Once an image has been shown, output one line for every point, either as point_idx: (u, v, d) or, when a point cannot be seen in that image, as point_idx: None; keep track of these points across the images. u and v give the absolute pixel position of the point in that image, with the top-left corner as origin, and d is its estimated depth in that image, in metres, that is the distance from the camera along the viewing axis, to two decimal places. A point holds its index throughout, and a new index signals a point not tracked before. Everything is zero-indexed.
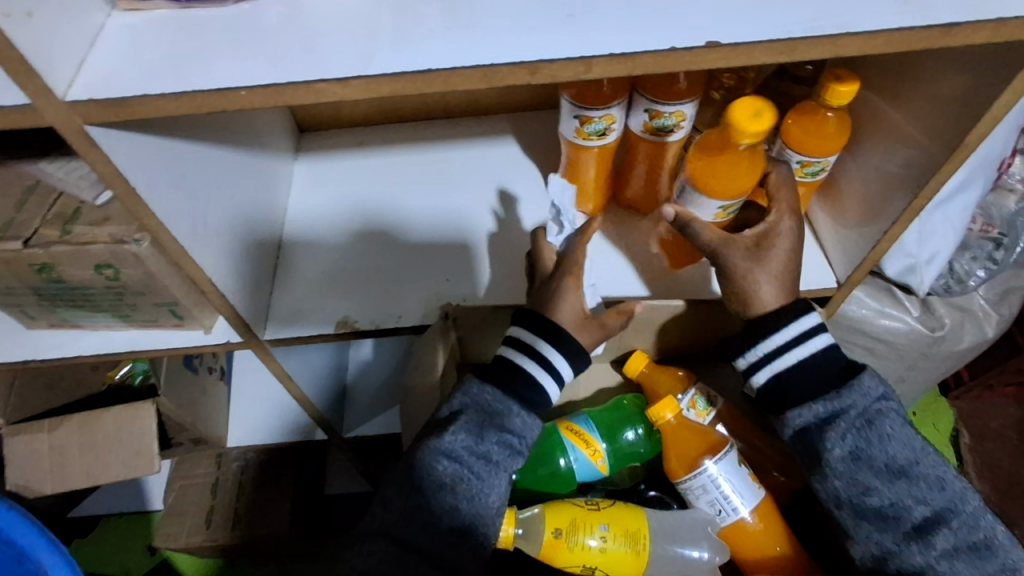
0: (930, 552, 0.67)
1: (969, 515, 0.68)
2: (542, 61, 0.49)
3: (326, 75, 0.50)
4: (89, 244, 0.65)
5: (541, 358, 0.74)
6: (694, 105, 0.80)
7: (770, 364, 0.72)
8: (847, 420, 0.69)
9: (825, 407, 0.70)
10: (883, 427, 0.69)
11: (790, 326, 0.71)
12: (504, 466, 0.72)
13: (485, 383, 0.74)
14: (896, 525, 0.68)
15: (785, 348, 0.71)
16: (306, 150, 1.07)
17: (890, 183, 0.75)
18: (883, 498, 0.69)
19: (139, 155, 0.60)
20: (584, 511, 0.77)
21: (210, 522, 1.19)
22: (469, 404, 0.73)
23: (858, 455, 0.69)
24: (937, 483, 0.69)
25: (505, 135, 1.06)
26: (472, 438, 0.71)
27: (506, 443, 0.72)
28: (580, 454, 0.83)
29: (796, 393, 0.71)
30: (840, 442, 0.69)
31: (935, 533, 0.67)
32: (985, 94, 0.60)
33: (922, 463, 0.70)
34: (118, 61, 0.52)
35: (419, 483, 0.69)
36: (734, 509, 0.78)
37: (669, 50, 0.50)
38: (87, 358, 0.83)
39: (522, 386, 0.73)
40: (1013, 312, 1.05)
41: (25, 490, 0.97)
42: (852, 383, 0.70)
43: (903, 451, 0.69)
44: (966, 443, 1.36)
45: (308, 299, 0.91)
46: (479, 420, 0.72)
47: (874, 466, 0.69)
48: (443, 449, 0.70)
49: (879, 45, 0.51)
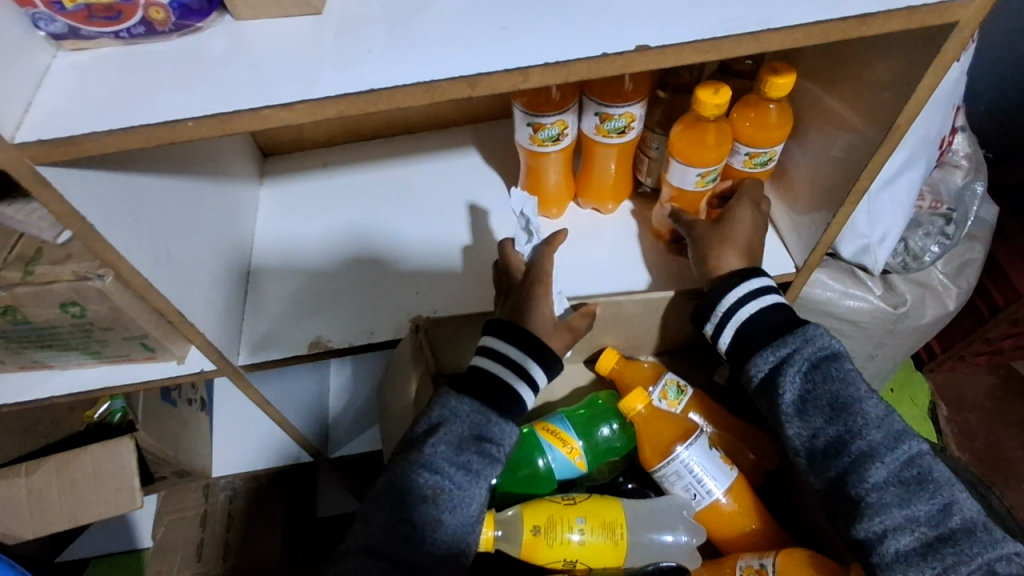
0: (864, 484, 0.66)
1: (908, 452, 0.67)
2: (480, 75, 0.51)
3: (271, 100, 0.51)
4: (52, 284, 0.66)
5: (525, 373, 0.76)
6: (642, 105, 0.82)
7: (731, 321, 0.76)
8: (794, 363, 0.72)
9: (775, 353, 0.73)
10: (829, 368, 0.71)
11: (743, 283, 0.76)
12: (484, 475, 0.72)
13: (462, 394, 0.75)
14: (837, 460, 0.69)
15: (745, 301, 0.75)
16: (270, 175, 1.08)
17: (834, 167, 0.78)
18: (827, 436, 0.70)
19: (96, 191, 0.60)
20: (561, 506, 0.78)
21: (201, 555, 1.21)
22: (448, 417, 0.74)
23: (805, 395, 0.71)
24: (878, 421, 0.68)
25: (465, 147, 1.08)
26: (451, 449, 0.71)
27: (486, 452, 0.73)
28: (558, 453, 0.85)
29: (756, 342, 0.75)
30: (789, 382, 0.72)
31: (871, 466, 0.66)
32: (911, 76, 0.63)
33: (866, 402, 0.69)
34: (65, 100, 0.53)
35: (401, 497, 0.69)
36: (708, 492, 0.80)
37: (601, 56, 0.52)
38: (60, 398, 0.82)
39: (501, 397, 0.74)
40: (971, 284, 1.07)
41: (6, 537, 0.96)
42: (799, 330, 0.73)
43: (849, 391, 0.70)
44: (943, 416, 1.39)
45: (280, 323, 0.92)
46: (457, 432, 0.72)
47: (818, 406, 0.70)
48: (424, 461, 0.71)
49: (799, 38, 0.54)
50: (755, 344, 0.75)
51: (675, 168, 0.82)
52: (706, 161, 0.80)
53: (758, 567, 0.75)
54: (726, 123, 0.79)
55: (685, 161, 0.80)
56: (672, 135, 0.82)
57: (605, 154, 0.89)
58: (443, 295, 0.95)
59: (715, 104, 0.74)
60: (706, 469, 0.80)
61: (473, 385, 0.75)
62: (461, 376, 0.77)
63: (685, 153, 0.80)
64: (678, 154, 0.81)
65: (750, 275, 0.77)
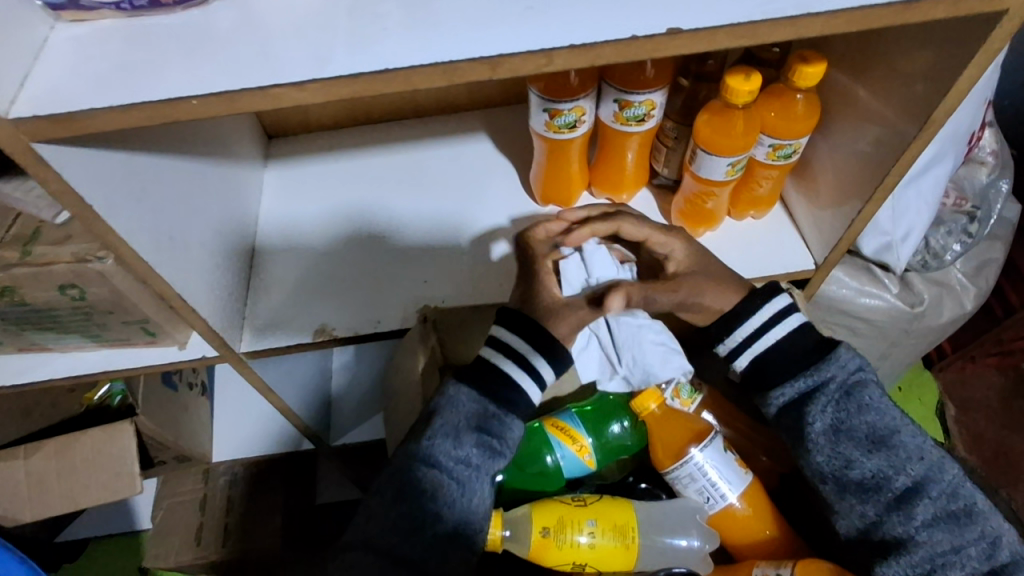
0: (912, 522, 0.66)
1: (951, 483, 0.67)
2: (502, 57, 0.49)
3: (281, 79, 0.49)
4: (51, 265, 0.64)
5: (528, 364, 0.73)
6: (663, 93, 0.79)
7: (750, 348, 0.73)
8: (827, 393, 0.70)
9: (806, 381, 0.71)
10: (862, 397, 0.70)
11: (768, 305, 0.73)
12: (485, 468, 0.71)
13: (461, 383, 0.73)
14: (878, 495, 0.67)
15: (765, 328, 0.73)
16: (275, 157, 1.05)
17: (862, 162, 0.75)
18: (864, 470, 0.68)
19: (95, 170, 0.57)
20: (570, 508, 0.77)
21: (200, 540, 1.15)
22: (447, 409, 0.72)
23: (839, 426, 0.69)
24: (918, 452, 0.68)
25: (477, 132, 1.05)
26: (451, 442, 0.70)
27: (486, 444, 0.71)
28: (567, 450, 0.83)
29: (779, 368, 0.72)
30: (821, 414, 0.70)
31: (915, 502, 0.66)
32: (952, 67, 0.60)
33: (902, 433, 0.69)
34: (63, 74, 0.51)
35: (401, 490, 0.68)
36: (722, 496, 0.78)
37: (630, 39, 0.49)
38: (58, 381, 0.81)
39: (500, 386, 0.72)
40: (990, 284, 1.05)
41: (4, 519, 0.94)
42: (830, 356, 0.71)
43: (883, 421, 0.69)
44: (951, 416, 1.37)
45: (285, 308, 0.90)
46: (455, 423, 0.71)
47: (854, 437, 0.69)
48: (423, 455, 0.69)
49: (839, 24, 0.51)
50: (775, 371, 0.72)
51: (702, 159, 0.79)
52: (734, 150, 0.77)
53: None
54: (754, 112, 0.77)
55: (712, 150, 0.77)
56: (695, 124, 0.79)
57: (623, 142, 0.86)
58: (451, 284, 0.93)
59: (746, 90, 0.71)
60: (721, 475, 0.78)
61: (473, 379, 0.73)
62: (461, 367, 0.75)
63: (712, 140, 0.77)
64: (704, 144, 0.78)
65: (773, 294, 0.74)
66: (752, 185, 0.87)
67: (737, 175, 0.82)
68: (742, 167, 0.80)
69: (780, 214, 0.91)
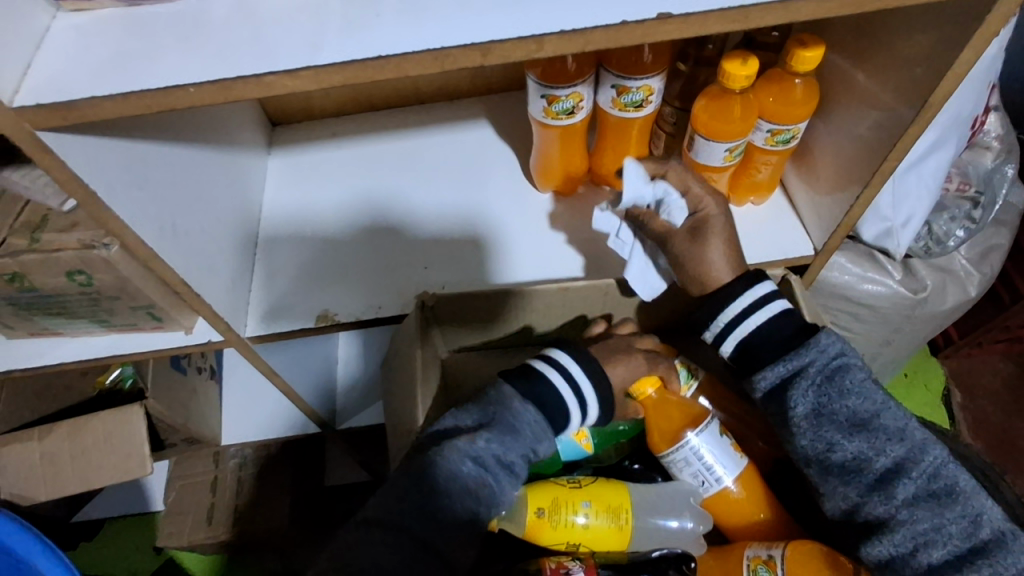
0: (892, 501, 0.67)
1: (933, 464, 0.67)
2: (493, 43, 0.49)
3: (275, 67, 0.49)
4: (58, 251, 0.65)
5: (571, 376, 0.76)
6: (661, 78, 0.79)
7: (733, 333, 0.74)
8: (807, 376, 0.70)
9: (788, 364, 0.71)
10: (844, 380, 0.70)
11: (747, 293, 0.74)
12: (523, 478, 0.72)
13: (518, 391, 0.74)
14: (859, 477, 0.69)
15: (748, 312, 0.74)
16: (279, 144, 1.06)
17: (861, 147, 0.75)
18: (846, 452, 0.69)
19: (98, 158, 0.59)
20: (566, 489, 0.79)
21: (211, 519, 1.18)
22: (500, 414, 0.73)
23: (820, 410, 0.70)
24: (900, 434, 0.68)
25: (478, 119, 1.06)
26: (501, 447, 0.70)
27: (530, 457, 0.72)
28: (564, 434, 0.86)
29: (764, 354, 0.73)
30: (803, 398, 0.70)
31: (896, 483, 0.67)
32: (950, 51, 0.60)
33: (885, 415, 0.69)
34: (64, 63, 0.52)
35: (439, 483, 0.67)
36: (717, 479, 0.79)
37: (620, 24, 0.49)
38: (69, 365, 0.83)
39: (528, 378, 0.76)
40: (995, 269, 1.04)
41: (20, 498, 0.97)
42: (811, 341, 0.71)
43: (865, 404, 0.69)
44: (957, 402, 1.37)
45: (288, 293, 0.91)
46: (500, 422, 0.72)
47: (836, 421, 0.70)
48: (471, 452, 0.69)
49: (832, 8, 0.51)
50: (761, 355, 0.73)
51: (699, 144, 0.80)
52: (732, 135, 0.77)
53: (765, 557, 0.74)
54: (752, 97, 0.77)
55: (710, 136, 0.78)
56: (693, 110, 0.79)
57: (623, 127, 0.86)
58: (451, 270, 0.94)
59: (743, 76, 0.71)
60: (718, 459, 0.79)
61: (519, 382, 0.75)
62: (507, 372, 0.77)
63: (709, 126, 0.77)
64: (702, 129, 0.78)
65: (755, 281, 0.75)
66: (751, 171, 0.87)
67: (736, 161, 0.82)
68: (740, 152, 0.81)
69: (780, 200, 0.91)
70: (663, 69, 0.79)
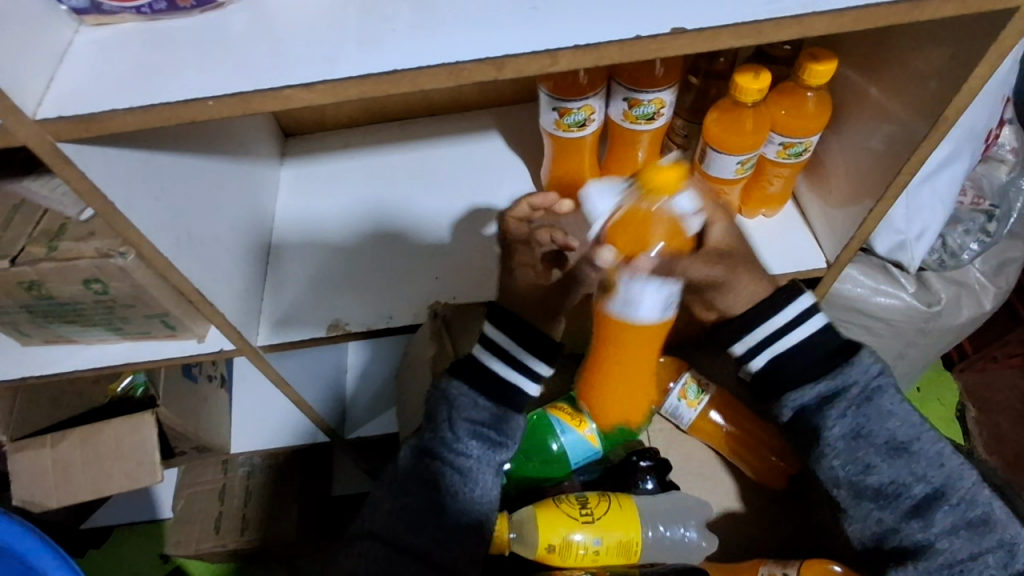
0: (930, 529, 0.69)
1: (970, 491, 0.70)
2: (508, 57, 0.50)
3: (293, 80, 0.50)
4: (76, 259, 0.66)
5: (513, 359, 0.74)
6: (673, 92, 0.80)
7: (770, 347, 0.74)
8: (847, 398, 0.72)
9: (828, 386, 0.73)
10: (882, 402, 0.72)
11: (792, 305, 0.74)
12: (486, 460, 0.73)
13: (455, 377, 0.75)
14: (896, 502, 0.71)
15: (790, 327, 0.74)
16: (292, 155, 1.07)
17: (874, 160, 0.75)
18: (882, 476, 0.71)
19: (117, 169, 0.60)
20: (578, 523, 0.80)
21: (219, 528, 1.18)
22: (444, 404, 0.74)
23: (858, 432, 0.72)
24: (937, 461, 0.71)
25: (489, 130, 1.06)
26: (450, 437, 0.73)
27: (484, 438, 0.73)
28: (572, 433, 0.88)
29: (798, 373, 0.74)
30: (840, 420, 0.72)
31: (934, 510, 0.69)
32: (965, 64, 0.60)
33: (921, 440, 0.71)
34: (87, 77, 0.53)
35: (409, 484, 0.72)
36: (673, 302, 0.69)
37: (633, 39, 0.49)
38: (82, 372, 0.84)
39: (484, 380, 0.74)
40: (1010, 283, 1.04)
41: (31, 505, 0.97)
42: (853, 360, 0.73)
43: (903, 427, 0.72)
44: (972, 417, 1.35)
45: (299, 302, 0.91)
46: (455, 422, 0.73)
47: (873, 443, 0.71)
48: (426, 447, 0.73)
49: (845, 23, 0.51)
50: (796, 373, 0.74)
51: (711, 157, 0.79)
52: (744, 148, 0.77)
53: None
54: (764, 110, 0.77)
55: (721, 148, 0.78)
56: (704, 124, 0.79)
57: (634, 139, 0.87)
58: (462, 280, 0.94)
59: (754, 90, 0.71)
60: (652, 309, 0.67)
61: (464, 372, 0.75)
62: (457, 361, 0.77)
63: (722, 139, 0.77)
64: (714, 142, 0.78)
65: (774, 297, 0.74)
66: (762, 184, 0.87)
67: (747, 173, 0.82)
68: (752, 165, 0.80)
69: (792, 212, 0.91)
70: (677, 82, 0.80)
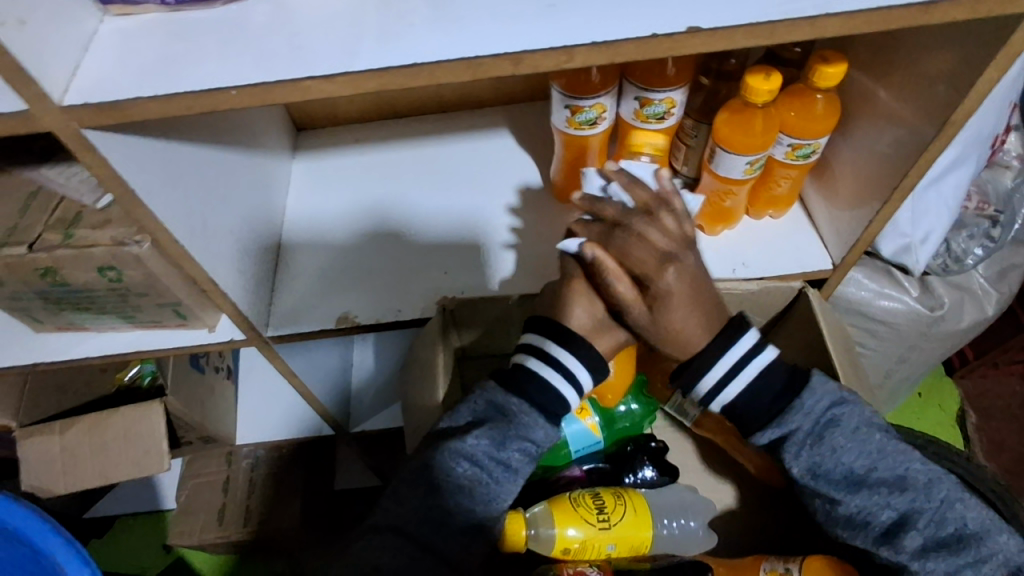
0: (901, 554, 0.68)
1: (937, 510, 0.69)
2: (525, 52, 0.50)
3: (313, 72, 0.51)
4: (91, 247, 0.67)
5: (564, 369, 0.76)
6: (683, 92, 0.81)
7: (714, 401, 0.75)
8: (797, 441, 0.73)
9: (781, 427, 0.73)
10: (835, 437, 0.72)
11: (720, 362, 0.73)
12: (522, 472, 0.75)
13: (492, 383, 0.78)
14: (865, 530, 0.71)
15: (725, 383, 0.73)
16: (303, 149, 1.08)
17: (881, 163, 0.75)
18: (849, 508, 0.71)
19: (135, 157, 0.61)
20: (595, 530, 0.81)
21: (223, 519, 1.19)
22: (492, 412, 0.76)
23: (816, 470, 0.72)
24: (900, 486, 0.71)
25: (499, 127, 1.07)
26: (494, 444, 0.73)
27: (526, 451, 0.75)
28: (578, 423, 0.90)
29: (750, 420, 0.74)
30: (796, 458, 0.73)
31: (903, 535, 0.69)
32: (974, 68, 0.60)
33: (881, 468, 0.72)
34: (111, 66, 0.54)
35: (438, 483, 0.71)
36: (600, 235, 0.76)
37: (649, 37, 0.50)
38: (93, 360, 0.84)
39: (528, 383, 0.75)
40: (1012, 289, 1.04)
41: (38, 491, 0.98)
42: (794, 406, 0.73)
43: (860, 459, 0.72)
44: (972, 423, 1.36)
45: (308, 295, 0.92)
46: (512, 434, 0.74)
47: (832, 478, 0.72)
48: (461, 451, 0.73)
49: (859, 25, 0.52)
50: (748, 421, 0.75)
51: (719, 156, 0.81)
52: (752, 148, 0.78)
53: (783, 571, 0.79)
54: (774, 111, 0.78)
55: (731, 147, 0.78)
56: (714, 123, 0.81)
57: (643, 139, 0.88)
58: (470, 276, 0.95)
59: (764, 90, 0.72)
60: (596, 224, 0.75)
61: (506, 381, 0.77)
62: (508, 370, 0.78)
63: (731, 139, 0.78)
64: (723, 142, 0.79)
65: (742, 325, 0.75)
66: (771, 185, 0.87)
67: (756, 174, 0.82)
68: (761, 165, 0.81)
69: (799, 213, 0.92)
70: (689, 81, 0.81)
